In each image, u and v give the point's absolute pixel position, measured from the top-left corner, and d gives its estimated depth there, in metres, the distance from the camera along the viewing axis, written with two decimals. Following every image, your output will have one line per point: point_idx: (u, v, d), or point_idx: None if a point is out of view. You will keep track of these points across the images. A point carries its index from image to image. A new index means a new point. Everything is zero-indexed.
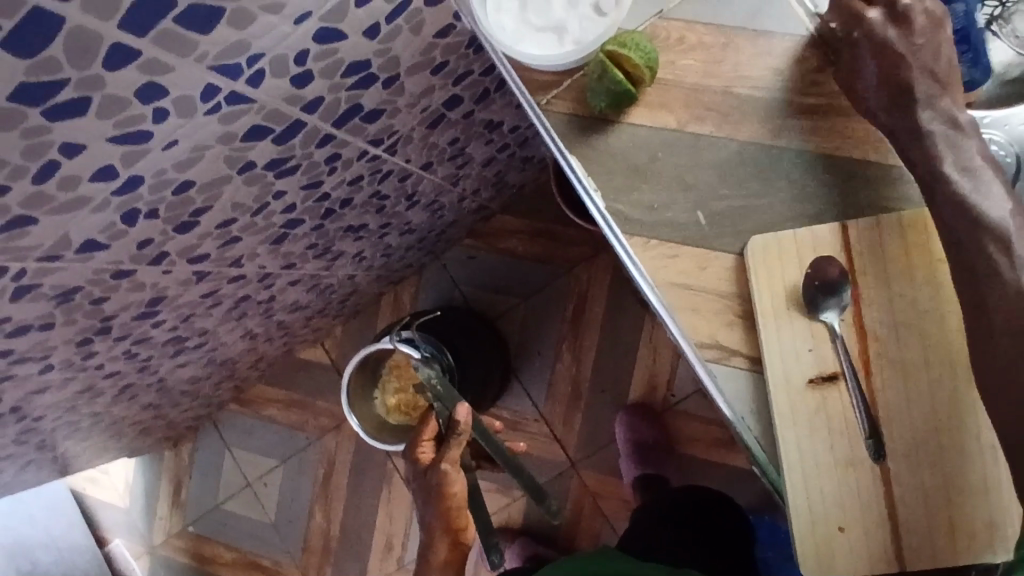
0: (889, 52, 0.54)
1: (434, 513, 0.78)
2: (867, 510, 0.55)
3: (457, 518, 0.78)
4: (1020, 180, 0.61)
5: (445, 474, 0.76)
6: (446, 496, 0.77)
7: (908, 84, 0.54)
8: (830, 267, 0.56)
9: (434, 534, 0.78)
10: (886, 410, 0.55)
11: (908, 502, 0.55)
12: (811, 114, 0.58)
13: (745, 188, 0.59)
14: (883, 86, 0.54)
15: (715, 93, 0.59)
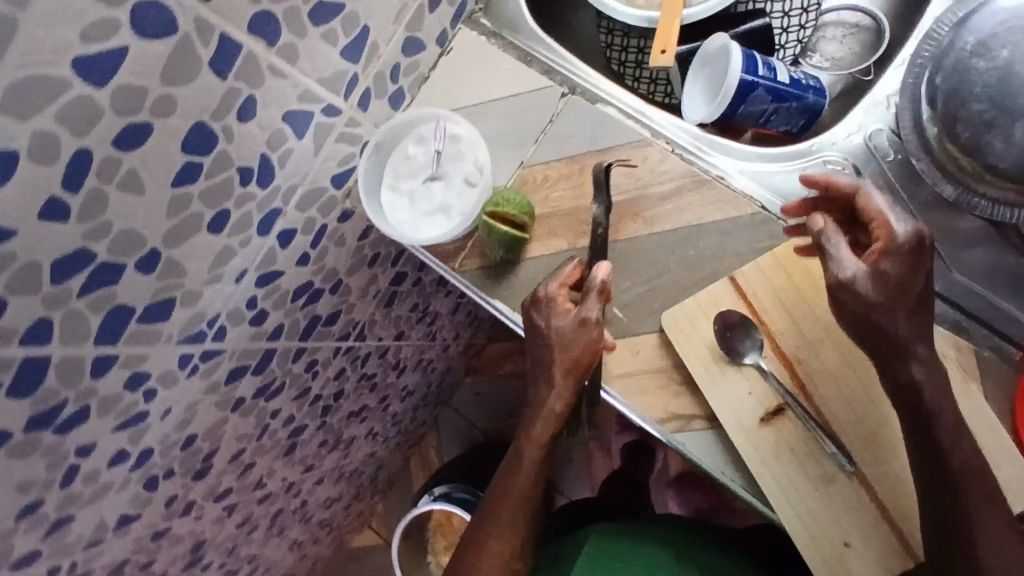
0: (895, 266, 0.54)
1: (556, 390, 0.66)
2: (860, 515, 0.60)
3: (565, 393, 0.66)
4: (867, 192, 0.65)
5: (561, 340, 0.64)
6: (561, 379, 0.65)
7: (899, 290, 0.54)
8: (733, 318, 0.64)
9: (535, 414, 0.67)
10: (835, 419, 0.61)
11: (891, 494, 0.59)
12: (672, 196, 0.68)
13: (643, 274, 0.68)
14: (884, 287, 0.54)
15: (589, 208, 0.70)
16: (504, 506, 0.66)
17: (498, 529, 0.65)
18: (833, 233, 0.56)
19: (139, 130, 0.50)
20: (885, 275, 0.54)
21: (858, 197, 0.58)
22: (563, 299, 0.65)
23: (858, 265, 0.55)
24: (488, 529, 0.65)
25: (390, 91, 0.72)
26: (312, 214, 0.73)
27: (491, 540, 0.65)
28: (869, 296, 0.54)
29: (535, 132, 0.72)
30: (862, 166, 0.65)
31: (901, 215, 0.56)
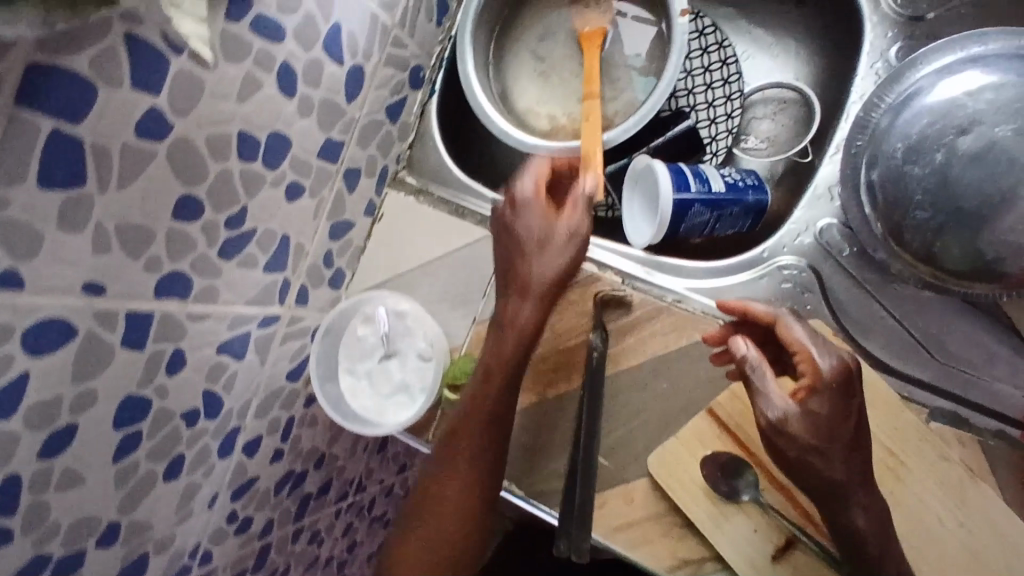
0: (827, 408, 0.53)
1: (527, 311, 0.61)
2: None
3: (537, 315, 0.61)
4: (830, 289, 0.61)
5: (534, 255, 0.61)
6: (535, 300, 0.61)
7: (833, 434, 0.52)
8: (723, 456, 0.60)
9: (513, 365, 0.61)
10: None
11: None
12: (630, 330, 0.65)
13: (619, 416, 0.64)
14: (816, 430, 0.52)
15: (551, 355, 0.67)
16: (466, 431, 0.59)
17: (463, 467, 0.58)
18: (762, 366, 0.53)
19: (63, 433, 0.48)
20: (816, 415, 0.52)
21: (781, 325, 0.58)
22: (539, 208, 0.62)
23: (788, 404, 0.52)
24: (445, 496, 0.58)
25: (328, 276, 0.70)
26: (275, 414, 0.71)
27: (456, 521, 0.58)
28: (804, 438, 0.52)
29: (482, 283, 0.70)
30: (819, 266, 0.61)
31: (825, 347, 0.56)
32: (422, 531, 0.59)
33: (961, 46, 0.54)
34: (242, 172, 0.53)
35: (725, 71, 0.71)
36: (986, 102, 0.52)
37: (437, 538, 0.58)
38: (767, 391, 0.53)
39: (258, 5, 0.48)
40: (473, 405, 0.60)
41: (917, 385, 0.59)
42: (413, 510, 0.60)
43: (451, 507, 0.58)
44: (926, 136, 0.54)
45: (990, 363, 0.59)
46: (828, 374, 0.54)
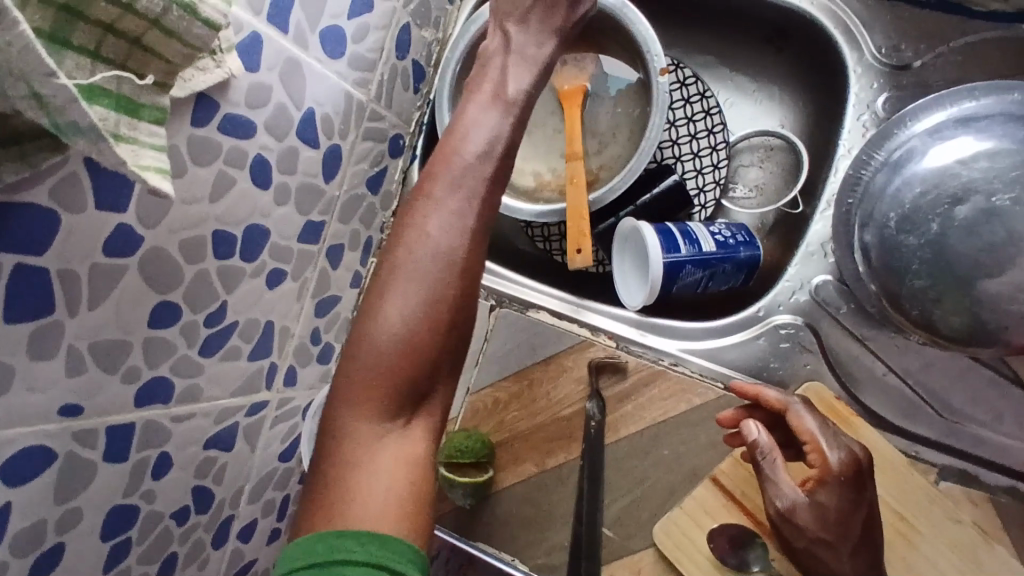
0: (839, 506, 0.51)
1: (524, 82, 0.55)
2: None
3: (530, 85, 0.55)
4: (830, 346, 0.61)
5: (509, 65, 0.56)
6: (532, 74, 0.55)
7: (842, 529, 0.51)
8: (728, 527, 0.58)
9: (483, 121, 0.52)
10: None
11: None
12: (628, 396, 0.64)
13: (623, 486, 0.63)
14: (824, 525, 0.50)
15: (550, 424, 0.65)
16: (451, 190, 0.47)
17: (443, 213, 0.46)
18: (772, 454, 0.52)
19: (48, 557, 0.46)
20: (824, 508, 0.51)
21: (792, 416, 0.55)
22: (559, 17, 0.59)
23: (796, 493, 0.51)
24: (427, 249, 0.44)
25: (316, 353, 0.68)
26: (269, 496, 0.67)
27: (439, 271, 0.44)
28: (812, 526, 0.50)
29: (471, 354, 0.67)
30: (816, 322, 0.61)
31: (835, 437, 0.53)
32: (383, 324, 0.43)
33: (952, 102, 0.52)
34: (220, 269, 0.52)
35: (709, 122, 0.70)
36: (981, 171, 0.49)
37: (409, 297, 0.43)
38: (776, 479, 0.52)
39: (226, 106, 0.47)
40: (445, 162, 0.49)
41: (926, 444, 0.59)
42: (369, 295, 0.44)
43: (425, 299, 0.43)
44: (919, 205, 0.51)
45: (997, 419, 0.57)
46: (838, 467, 0.52)
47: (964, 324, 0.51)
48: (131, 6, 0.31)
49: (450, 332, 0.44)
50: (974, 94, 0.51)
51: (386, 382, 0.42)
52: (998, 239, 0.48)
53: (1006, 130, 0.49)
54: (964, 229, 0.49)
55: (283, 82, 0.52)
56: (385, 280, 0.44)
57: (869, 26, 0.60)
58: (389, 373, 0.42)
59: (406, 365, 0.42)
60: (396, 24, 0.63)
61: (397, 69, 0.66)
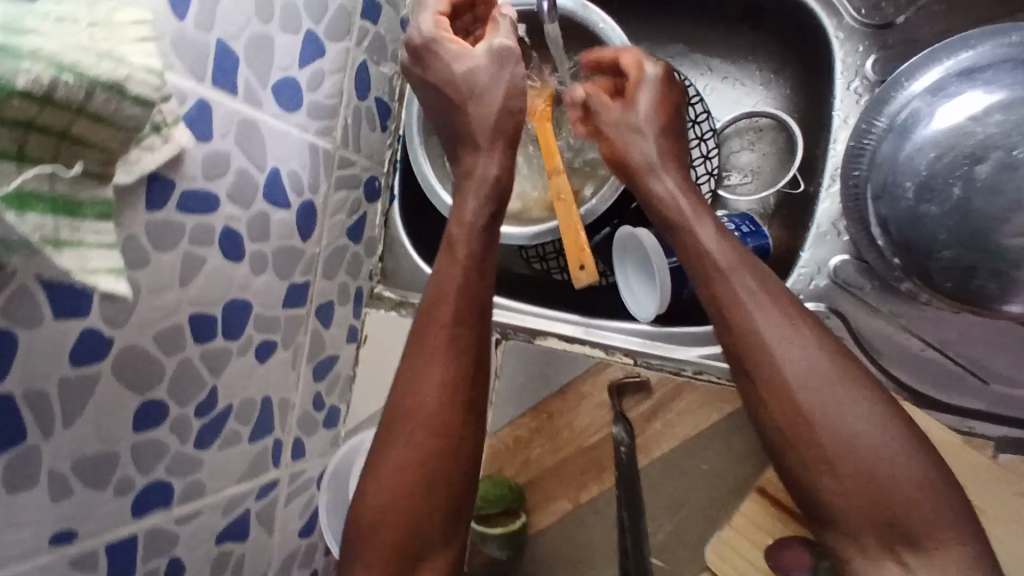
0: (649, 104, 0.59)
1: (490, 162, 0.58)
2: None
3: (502, 163, 0.58)
4: (860, 327, 0.57)
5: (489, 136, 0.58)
6: (495, 155, 0.58)
7: (642, 114, 0.59)
8: (793, 546, 0.54)
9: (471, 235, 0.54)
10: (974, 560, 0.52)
11: None
12: (655, 414, 0.61)
13: (664, 510, 0.59)
14: (645, 118, 0.58)
15: (577, 456, 0.62)
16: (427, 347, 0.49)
17: (419, 371, 0.48)
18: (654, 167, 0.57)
19: None
20: (637, 107, 0.59)
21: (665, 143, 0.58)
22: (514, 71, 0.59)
23: (617, 108, 0.60)
24: (409, 409, 0.47)
25: (321, 418, 0.64)
26: None
27: (424, 429, 0.46)
28: (761, 300, 0.46)
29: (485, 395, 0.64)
30: (840, 307, 0.57)
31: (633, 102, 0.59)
32: (375, 490, 0.45)
33: (948, 56, 0.49)
34: (203, 354, 0.48)
35: (691, 112, 0.67)
36: (997, 126, 0.45)
37: (393, 461, 0.46)
38: (593, 99, 0.61)
39: (183, 182, 0.44)
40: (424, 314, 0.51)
41: (976, 417, 0.55)
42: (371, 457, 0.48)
43: (412, 457, 0.46)
44: (936, 170, 0.47)
45: None
46: (656, 78, 0.59)
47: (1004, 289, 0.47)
48: (50, 99, 0.27)
49: (440, 485, 0.46)
50: (981, 43, 0.48)
51: (384, 546, 0.44)
52: None
53: (1015, 77, 0.46)
54: (988, 190, 0.45)
55: (241, 146, 0.48)
56: (378, 446, 0.47)
57: None
58: (388, 539, 0.44)
59: (401, 529, 0.44)
60: (352, 64, 0.60)
61: (361, 110, 0.62)
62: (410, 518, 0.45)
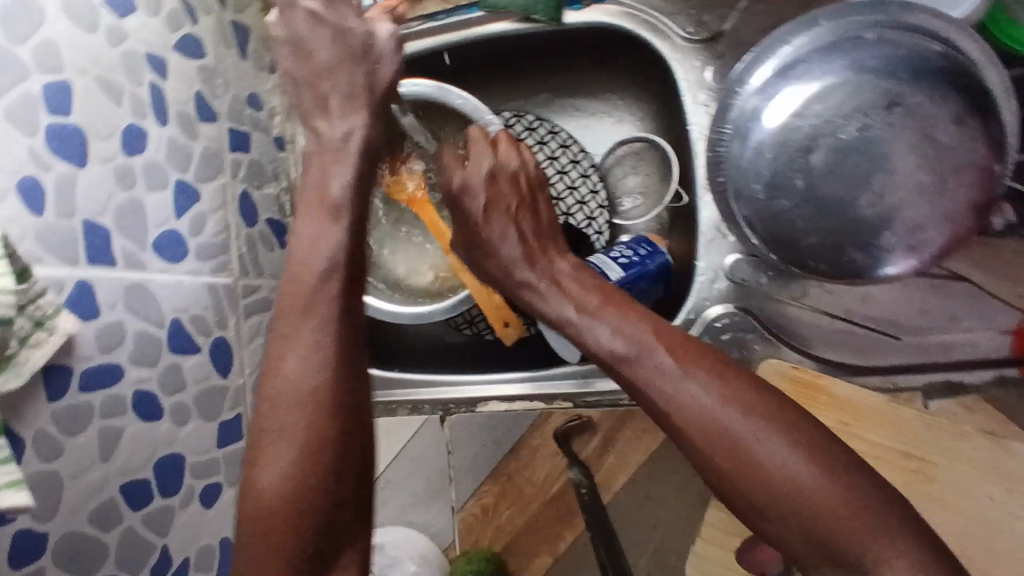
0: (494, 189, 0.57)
1: (356, 128, 0.51)
2: None
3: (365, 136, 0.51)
4: (769, 316, 0.59)
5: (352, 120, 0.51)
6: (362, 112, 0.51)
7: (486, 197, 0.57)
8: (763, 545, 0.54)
9: (347, 206, 0.49)
10: (938, 503, 0.53)
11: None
12: (607, 449, 0.61)
13: (640, 539, 0.60)
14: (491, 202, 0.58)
15: (544, 510, 0.62)
16: (307, 313, 0.45)
17: (304, 341, 0.45)
18: (546, 279, 0.56)
19: None
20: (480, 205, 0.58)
21: (546, 252, 0.58)
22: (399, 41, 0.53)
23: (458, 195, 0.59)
24: (292, 390, 0.43)
25: None
26: None
27: (312, 410, 0.43)
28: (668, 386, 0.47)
29: (443, 473, 0.65)
30: (746, 303, 0.59)
31: (503, 220, 0.57)
32: (269, 459, 0.42)
33: (771, 53, 0.50)
34: (146, 518, 0.49)
35: (570, 153, 0.71)
36: (818, 116, 0.47)
37: (283, 447, 0.42)
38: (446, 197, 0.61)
39: (81, 364, 0.45)
40: (293, 275, 0.47)
41: (898, 371, 0.57)
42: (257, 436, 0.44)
43: (303, 437, 0.43)
44: (778, 169, 0.49)
45: (951, 319, 0.56)
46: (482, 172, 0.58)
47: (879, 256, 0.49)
48: None
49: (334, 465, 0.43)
50: (797, 35, 0.49)
51: (286, 528, 0.42)
52: (866, 166, 0.46)
53: (829, 67, 0.48)
54: (826, 172, 0.48)
55: (133, 310, 0.49)
56: (260, 428, 0.43)
57: (670, 13, 0.61)
58: (285, 528, 0.42)
59: (296, 518, 0.42)
60: (231, 197, 0.62)
61: (252, 236, 0.64)
62: (306, 503, 0.42)
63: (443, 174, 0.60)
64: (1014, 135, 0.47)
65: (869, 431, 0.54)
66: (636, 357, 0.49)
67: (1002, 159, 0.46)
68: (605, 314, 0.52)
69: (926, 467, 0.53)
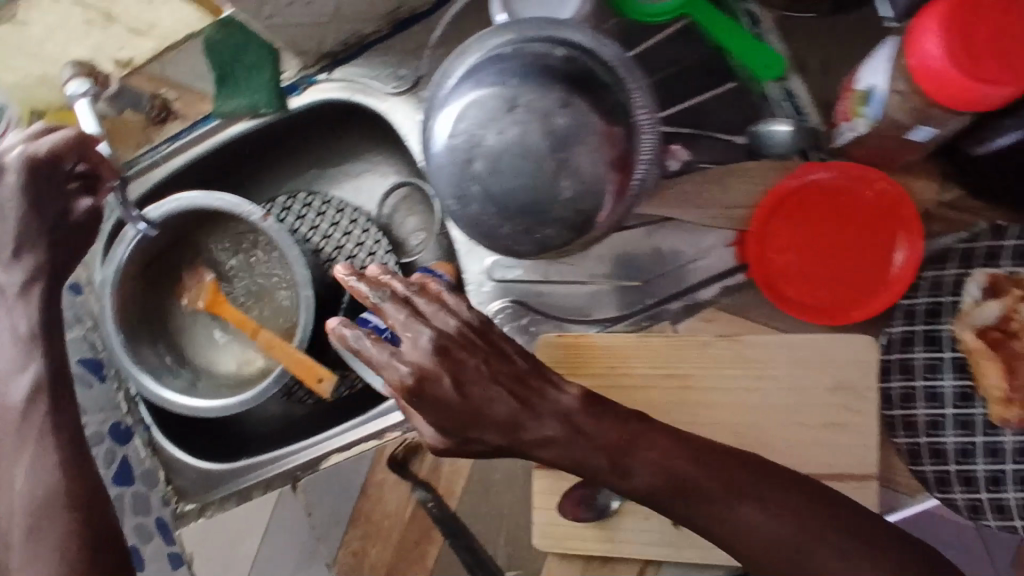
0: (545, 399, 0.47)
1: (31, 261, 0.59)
2: (811, 457, 0.58)
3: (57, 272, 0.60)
4: (540, 300, 0.66)
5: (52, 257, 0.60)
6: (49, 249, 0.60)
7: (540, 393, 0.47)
8: (577, 495, 0.61)
9: (39, 337, 0.57)
10: (703, 409, 0.60)
11: (799, 440, 0.58)
12: (439, 462, 0.67)
13: (494, 531, 0.66)
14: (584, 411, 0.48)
15: (404, 535, 0.67)
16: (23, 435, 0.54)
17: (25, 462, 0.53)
18: (559, 423, 0.47)
19: None
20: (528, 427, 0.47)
21: (544, 403, 0.47)
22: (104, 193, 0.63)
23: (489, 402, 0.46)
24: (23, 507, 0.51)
25: None
26: None
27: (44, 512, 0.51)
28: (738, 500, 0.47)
29: (309, 534, 0.69)
30: (517, 295, 0.66)
31: (483, 382, 0.45)
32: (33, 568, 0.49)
33: (442, 80, 0.56)
34: None
35: (346, 214, 0.77)
36: (473, 122, 0.52)
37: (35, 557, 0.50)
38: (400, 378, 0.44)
39: None
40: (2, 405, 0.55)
41: (643, 312, 0.64)
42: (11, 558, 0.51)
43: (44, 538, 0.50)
44: (458, 181, 0.53)
45: (675, 254, 0.63)
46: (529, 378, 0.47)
47: (563, 227, 0.53)
48: None
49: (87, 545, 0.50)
50: (457, 60, 0.55)
51: None
52: (521, 160, 0.51)
53: (477, 83, 0.52)
54: (493, 174, 0.52)
55: None
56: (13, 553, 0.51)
57: (372, 71, 0.69)
58: None
59: None
60: None
61: None
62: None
63: (373, 367, 0.45)
64: (638, 98, 0.53)
65: (631, 367, 0.61)
66: (683, 489, 0.47)
67: (621, 120, 0.52)
68: (640, 443, 0.48)
69: (686, 380, 0.60)
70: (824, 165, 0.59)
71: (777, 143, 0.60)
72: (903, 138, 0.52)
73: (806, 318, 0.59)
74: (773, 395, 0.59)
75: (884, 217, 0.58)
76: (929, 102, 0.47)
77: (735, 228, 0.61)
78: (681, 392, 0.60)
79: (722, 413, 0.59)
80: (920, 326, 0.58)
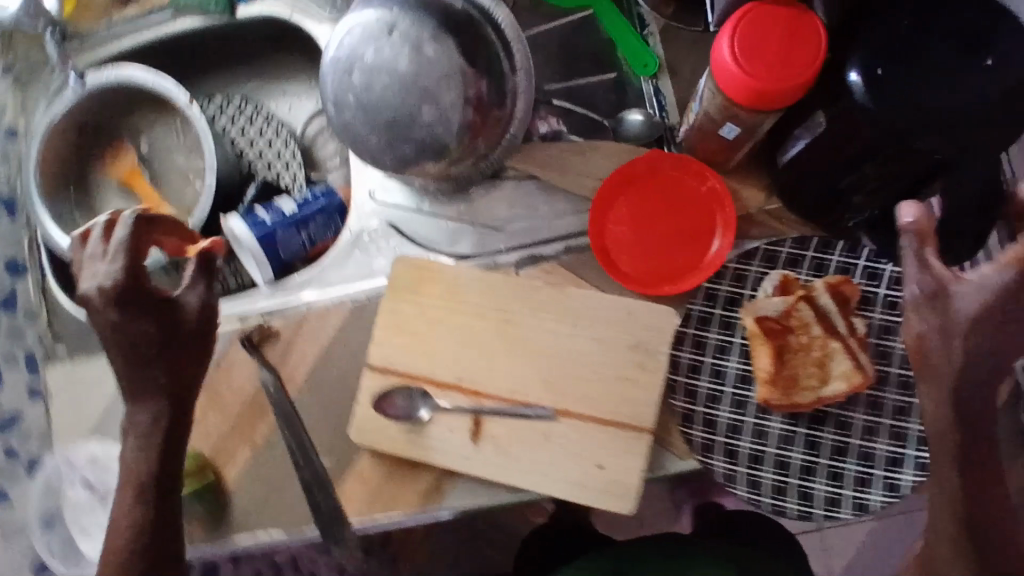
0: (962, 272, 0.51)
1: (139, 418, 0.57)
2: (605, 404, 0.64)
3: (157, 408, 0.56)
4: (410, 226, 0.73)
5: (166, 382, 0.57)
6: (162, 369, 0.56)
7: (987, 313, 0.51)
8: (392, 396, 0.67)
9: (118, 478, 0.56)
10: (522, 344, 0.66)
11: (597, 387, 0.64)
12: (288, 351, 0.72)
13: (320, 419, 0.71)
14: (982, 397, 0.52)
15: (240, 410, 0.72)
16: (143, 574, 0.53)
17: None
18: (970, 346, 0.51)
19: None
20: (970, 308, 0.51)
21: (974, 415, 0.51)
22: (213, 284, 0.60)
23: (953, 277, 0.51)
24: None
25: (22, 468, 0.74)
26: None
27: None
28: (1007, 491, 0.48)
29: None
30: (392, 218, 0.74)
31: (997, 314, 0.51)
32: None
33: None
34: None
35: (270, 125, 0.84)
36: (357, 39, 0.60)
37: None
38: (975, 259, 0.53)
39: None
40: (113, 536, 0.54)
41: (498, 254, 0.71)
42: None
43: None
44: (335, 87, 0.61)
45: (533, 209, 0.70)
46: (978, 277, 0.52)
47: (418, 146, 0.60)
48: None
49: None
50: None
51: None
52: (388, 80, 0.59)
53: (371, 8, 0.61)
54: (364, 87, 0.60)
55: None
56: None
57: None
58: None
59: None
60: None
61: None
62: None
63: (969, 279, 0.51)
64: (515, 53, 0.63)
65: (468, 295, 0.68)
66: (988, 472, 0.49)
67: (480, 68, 0.60)
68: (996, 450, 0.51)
69: (512, 316, 0.67)
70: (665, 156, 0.66)
71: (629, 129, 0.69)
72: (719, 135, 0.60)
73: (629, 286, 0.66)
74: (582, 343, 0.65)
75: (706, 208, 0.66)
76: (730, 102, 0.54)
77: (588, 196, 0.69)
78: (507, 327, 0.67)
79: (537, 350, 0.66)
80: (718, 310, 0.64)
